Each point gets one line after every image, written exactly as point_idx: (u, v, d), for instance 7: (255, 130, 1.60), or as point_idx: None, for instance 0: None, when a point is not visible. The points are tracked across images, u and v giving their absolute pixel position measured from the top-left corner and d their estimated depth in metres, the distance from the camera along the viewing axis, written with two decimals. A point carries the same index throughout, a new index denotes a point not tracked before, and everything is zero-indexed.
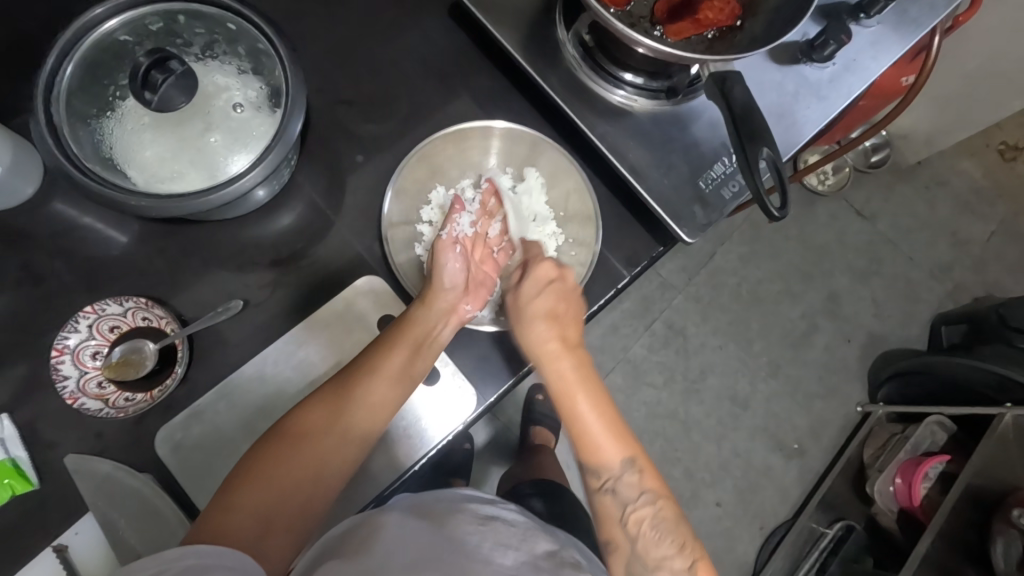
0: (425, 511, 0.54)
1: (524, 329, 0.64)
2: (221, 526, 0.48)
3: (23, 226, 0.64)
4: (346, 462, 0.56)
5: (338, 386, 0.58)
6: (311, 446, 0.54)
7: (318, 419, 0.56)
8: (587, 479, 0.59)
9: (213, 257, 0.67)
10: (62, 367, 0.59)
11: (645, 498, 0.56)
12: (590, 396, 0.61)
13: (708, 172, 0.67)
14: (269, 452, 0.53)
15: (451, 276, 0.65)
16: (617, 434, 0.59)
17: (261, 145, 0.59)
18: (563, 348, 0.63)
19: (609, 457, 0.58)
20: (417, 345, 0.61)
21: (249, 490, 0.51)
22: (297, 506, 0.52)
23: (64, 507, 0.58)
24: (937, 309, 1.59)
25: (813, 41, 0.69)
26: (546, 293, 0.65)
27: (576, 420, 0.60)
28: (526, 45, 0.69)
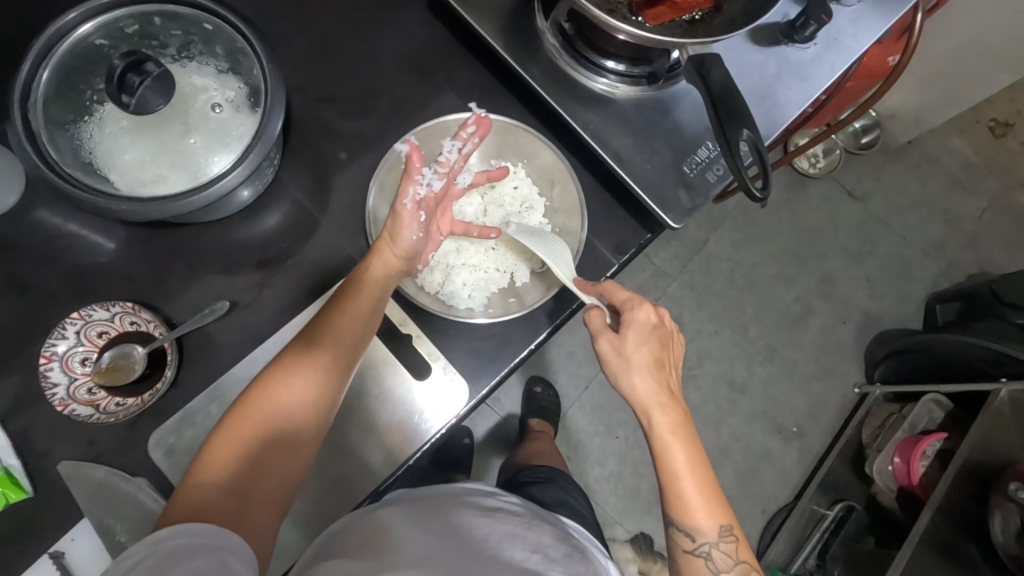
0: (423, 506, 0.53)
1: (620, 379, 0.55)
2: (194, 505, 0.46)
3: (7, 235, 0.64)
4: (313, 430, 0.54)
5: (296, 350, 0.55)
6: (277, 413, 0.52)
7: (283, 385, 0.53)
8: (674, 539, 0.53)
9: (199, 260, 0.67)
10: (51, 374, 0.59)
11: (737, 568, 0.52)
12: (692, 455, 0.52)
13: (692, 156, 0.67)
14: (234, 423, 0.51)
15: (415, 246, 0.61)
16: (716, 499, 0.52)
17: (242, 145, 0.59)
18: (671, 400, 0.54)
19: (705, 526, 0.51)
20: (376, 308, 0.59)
21: (216, 468, 0.48)
22: (272, 477, 0.51)
23: (57, 514, 0.58)
24: (931, 287, 1.60)
25: (794, 21, 0.69)
26: (645, 340, 0.55)
27: (674, 480, 0.52)
28: (505, 36, 0.68)
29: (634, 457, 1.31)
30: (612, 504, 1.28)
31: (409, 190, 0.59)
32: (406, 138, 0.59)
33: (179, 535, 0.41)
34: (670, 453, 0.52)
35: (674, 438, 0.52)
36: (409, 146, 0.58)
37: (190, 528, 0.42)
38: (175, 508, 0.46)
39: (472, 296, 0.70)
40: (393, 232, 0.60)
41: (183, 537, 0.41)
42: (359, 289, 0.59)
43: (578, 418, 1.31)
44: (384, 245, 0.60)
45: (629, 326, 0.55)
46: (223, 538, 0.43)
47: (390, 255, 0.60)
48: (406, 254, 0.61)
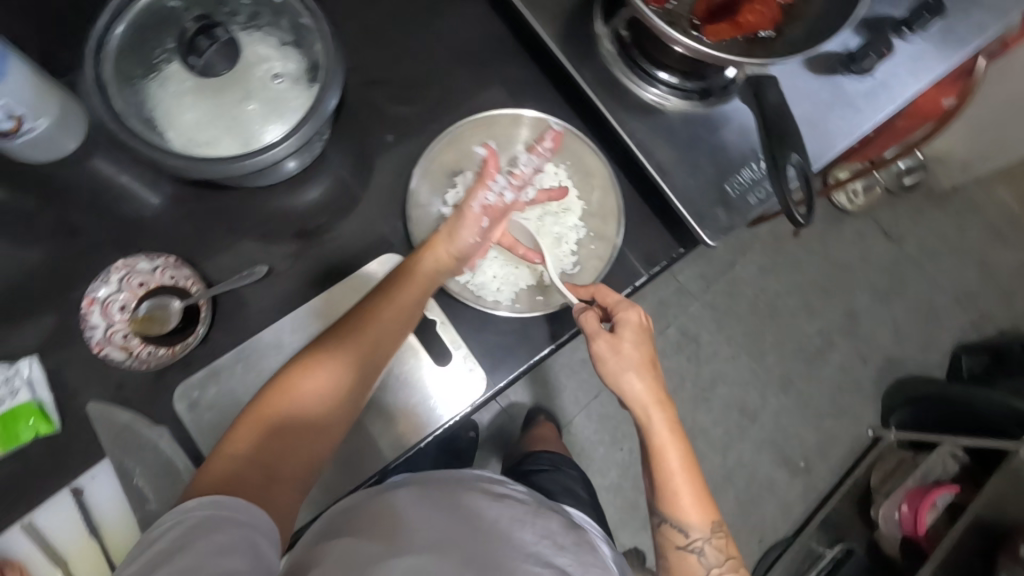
0: (434, 487, 0.54)
1: (614, 377, 0.57)
2: (221, 475, 0.45)
3: (64, 179, 0.67)
4: (347, 414, 0.53)
5: (338, 331, 0.55)
6: (314, 391, 0.51)
7: (322, 363, 0.52)
8: (665, 536, 0.54)
9: (241, 224, 0.69)
10: (91, 315, 0.61)
11: (726, 565, 0.54)
12: (684, 455, 0.54)
13: (735, 176, 0.67)
14: (270, 398, 0.50)
15: (467, 249, 0.63)
16: (706, 500, 0.54)
17: (295, 118, 0.61)
18: (663, 400, 0.56)
19: (697, 522, 0.53)
20: (420, 299, 0.59)
21: (250, 438, 0.47)
22: (301, 457, 0.49)
23: (78, 452, 0.60)
24: (959, 337, 1.57)
25: (854, 53, 0.69)
26: (641, 343, 0.57)
27: (664, 479, 0.53)
28: (562, 38, 0.69)
29: (635, 471, 1.30)
30: (609, 514, 1.28)
31: (480, 193, 0.63)
32: (486, 148, 0.65)
33: (207, 506, 0.41)
34: (666, 454, 0.53)
35: (671, 440, 0.54)
36: (488, 154, 0.65)
37: (217, 500, 0.42)
38: (204, 478, 0.45)
39: (500, 290, 0.71)
40: (451, 232, 0.62)
41: (206, 509, 0.41)
42: (407, 281, 0.59)
43: (585, 424, 1.31)
44: (436, 243, 0.61)
45: (625, 328, 0.58)
46: (248, 513, 0.42)
47: (443, 251, 0.61)
48: (458, 256, 0.62)
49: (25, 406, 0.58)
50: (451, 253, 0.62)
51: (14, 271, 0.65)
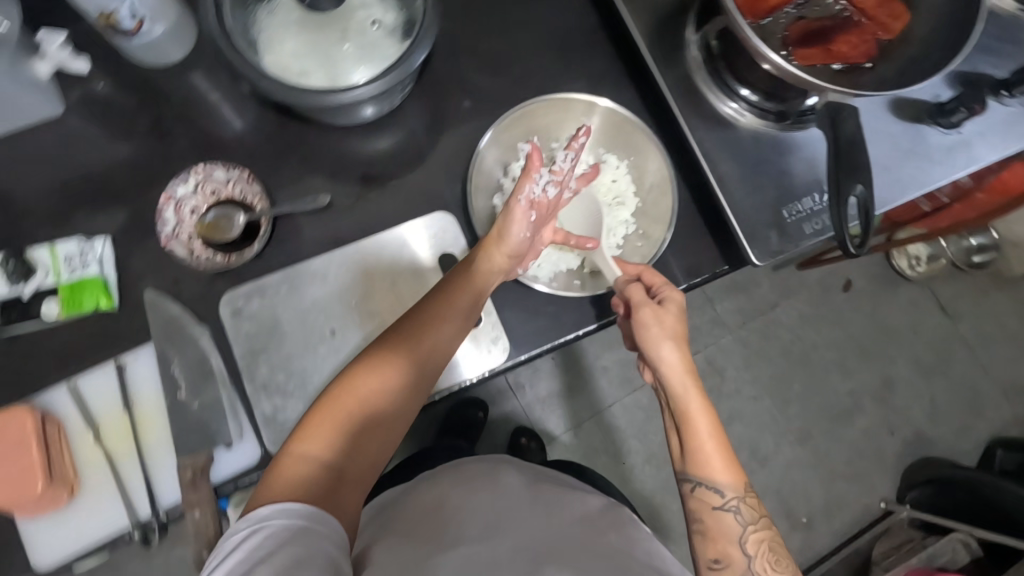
0: (466, 486, 0.61)
1: (650, 347, 0.59)
2: (288, 478, 0.48)
3: (164, 85, 0.72)
4: (404, 415, 0.55)
5: (397, 334, 0.57)
6: (373, 395, 0.53)
7: (381, 368, 0.54)
8: (700, 497, 0.56)
9: (312, 157, 0.72)
10: (165, 212, 0.66)
11: (761, 523, 0.56)
12: (714, 420, 0.57)
13: (795, 203, 0.67)
14: (332, 400, 0.52)
15: (520, 246, 0.62)
16: (736, 461, 0.56)
17: (382, 64, 0.64)
18: (694, 370, 0.59)
19: (729, 482, 0.56)
20: (477, 302, 0.61)
21: (314, 440, 0.50)
22: (364, 460, 0.52)
23: (126, 333, 0.65)
24: (996, 430, 1.51)
25: (944, 105, 0.69)
26: (682, 317, 0.60)
27: (694, 441, 0.56)
28: (653, 38, 0.70)
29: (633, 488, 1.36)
30: None
31: (527, 186, 0.61)
32: (530, 139, 0.61)
33: (283, 515, 0.45)
34: (697, 421, 0.56)
35: (702, 406, 0.57)
36: (532, 147, 0.61)
37: (290, 508, 0.45)
38: (273, 480, 0.48)
39: (541, 267, 0.73)
40: (502, 231, 0.61)
41: (283, 514, 0.45)
42: (462, 283, 0.61)
43: None
44: (492, 249, 0.62)
45: (671, 304, 0.61)
46: (324, 523, 0.46)
47: (496, 253, 0.62)
48: (510, 253, 0.62)
49: (93, 279, 0.63)
50: (504, 252, 0.62)
51: (107, 161, 0.70)
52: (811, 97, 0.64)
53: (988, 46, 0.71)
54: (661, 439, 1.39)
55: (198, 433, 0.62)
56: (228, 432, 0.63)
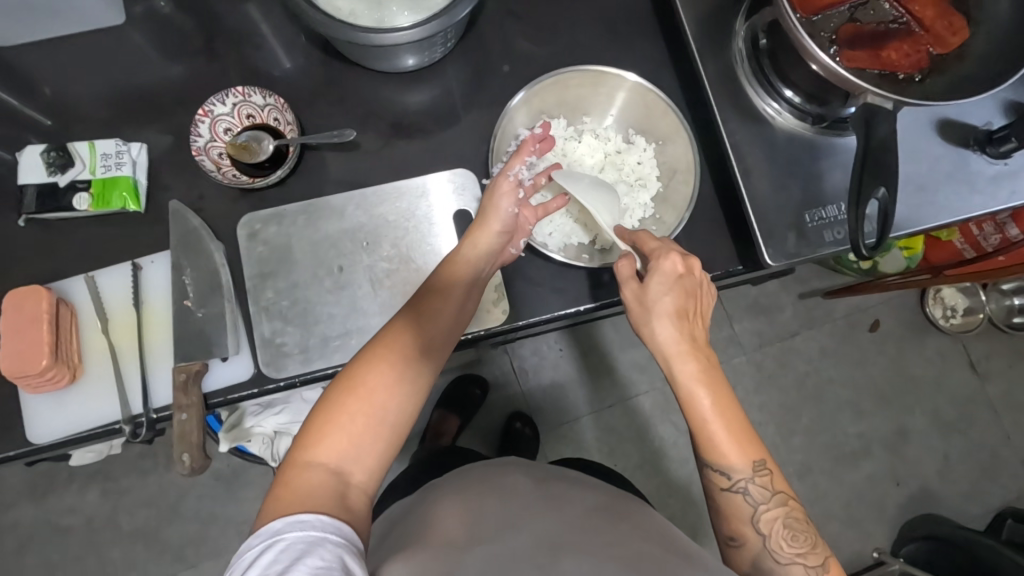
0: (467, 491, 0.61)
1: (644, 328, 0.58)
2: (295, 488, 0.46)
3: (222, 11, 0.75)
4: (410, 412, 0.54)
5: (394, 328, 0.55)
6: (376, 394, 0.52)
7: (379, 365, 0.53)
8: (711, 480, 0.57)
9: (349, 99, 0.74)
10: (200, 125, 0.69)
11: (774, 499, 0.56)
12: (717, 398, 0.55)
13: (818, 209, 0.65)
14: (333, 403, 0.51)
15: (507, 220, 0.63)
16: (746, 442, 0.56)
17: (427, 12, 0.67)
18: (692, 348, 0.56)
19: (738, 464, 0.55)
20: (469, 291, 0.61)
21: (321, 446, 0.49)
22: (371, 460, 0.51)
23: (149, 238, 0.68)
24: (1010, 500, 1.45)
25: (994, 133, 0.66)
26: (668, 287, 0.57)
27: (696, 419, 0.55)
28: (701, 26, 0.69)
29: None
30: None
31: (515, 166, 0.65)
32: (532, 128, 0.68)
33: (296, 528, 0.43)
34: (698, 402, 0.55)
35: (701, 384, 0.55)
36: (529, 133, 0.67)
37: (304, 520, 0.44)
38: (282, 492, 0.47)
39: (550, 236, 0.73)
40: (486, 211, 0.63)
41: (297, 526, 0.43)
42: (450, 273, 0.61)
43: None
44: (484, 234, 0.62)
45: (655, 274, 0.58)
46: (334, 524, 0.45)
47: (482, 236, 0.62)
48: (498, 231, 0.63)
49: (125, 180, 0.66)
50: (493, 230, 0.62)
51: (156, 75, 0.73)
52: (851, 105, 0.63)
53: None
54: (656, 447, 1.37)
55: (196, 340, 0.64)
56: (225, 346, 0.64)
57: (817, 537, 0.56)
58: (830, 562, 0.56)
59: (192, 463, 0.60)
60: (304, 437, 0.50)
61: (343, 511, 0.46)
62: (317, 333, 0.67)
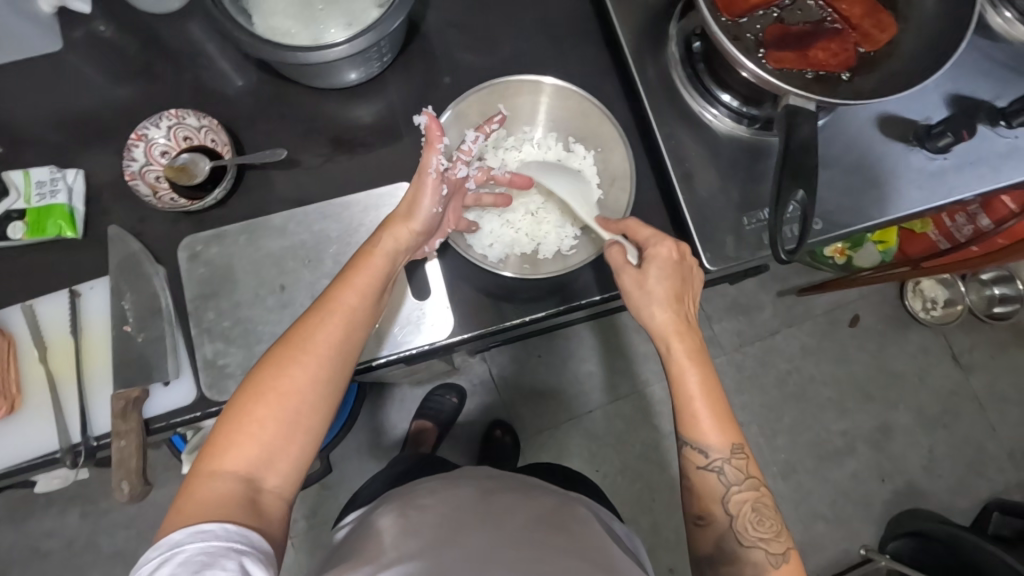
0: (410, 502, 0.61)
1: (642, 312, 0.58)
2: (202, 498, 0.46)
3: (159, 34, 0.75)
4: (327, 410, 0.52)
5: (302, 328, 0.53)
6: (286, 399, 0.50)
7: (290, 369, 0.51)
8: (687, 457, 0.56)
9: (289, 116, 0.73)
10: (135, 150, 0.70)
11: (745, 483, 0.56)
12: (705, 378, 0.55)
13: (756, 212, 0.65)
14: (243, 409, 0.50)
15: (429, 218, 0.61)
16: (725, 421, 0.55)
17: (359, 27, 0.66)
18: (686, 330, 0.57)
19: (717, 447, 0.55)
20: (387, 282, 0.58)
21: (226, 453, 0.48)
22: (286, 463, 0.50)
23: (89, 264, 0.68)
24: (998, 493, 1.43)
25: (931, 128, 0.65)
26: (666, 276, 0.58)
27: (682, 398, 0.55)
28: (636, 31, 0.69)
29: None
30: None
31: (433, 159, 0.59)
32: (429, 110, 0.60)
33: (199, 539, 0.43)
34: (687, 374, 0.55)
35: (690, 362, 0.55)
36: (428, 117, 0.60)
37: (208, 530, 0.44)
38: (187, 503, 0.46)
39: (491, 246, 0.73)
40: (410, 207, 0.60)
41: (199, 539, 0.44)
42: (365, 264, 0.56)
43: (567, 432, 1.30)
44: (395, 224, 0.59)
45: (652, 262, 0.58)
46: (240, 533, 0.45)
47: (402, 227, 0.59)
48: (418, 226, 0.60)
49: (60, 207, 0.66)
50: (412, 228, 0.60)
51: (96, 100, 0.73)
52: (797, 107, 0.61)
53: (993, 71, 0.68)
54: (637, 452, 1.36)
55: (137, 365, 0.64)
56: (166, 371, 0.64)
57: (783, 526, 0.56)
58: (792, 553, 0.55)
59: (130, 491, 0.60)
60: (212, 445, 0.49)
61: (251, 520, 0.46)
62: (259, 353, 0.66)
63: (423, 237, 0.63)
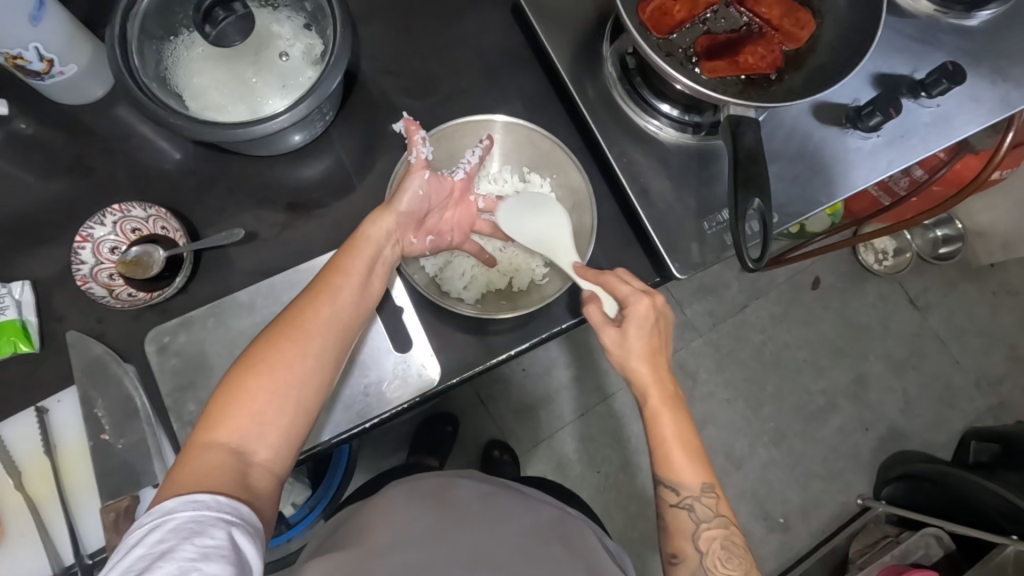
0: (422, 492, 0.65)
1: (621, 363, 0.60)
2: (193, 468, 0.44)
3: (84, 122, 0.71)
4: (319, 387, 0.52)
5: (295, 308, 0.53)
6: (280, 372, 0.49)
7: (282, 344, 0.50)
8: (661, 496, 0.58)
9: (238, 188, 0.72)
10: (82, 252, 0.67)
11: (716, 520, 0.56)
12: (677, 426, 0.57)
13: (714, 215, 0.67)
14: (236, 382, 0.49)
15: (410, 204, 0.62)
16: (699, 460, 0.57)
17: (297, 93, 0.64)
18: (663, 384, 0.59)
19: (688, 482, 0.56)
20: (375, 268, 0.58)
21: (216, 426, 0.47)
22: (277, 437, 0.49)
23: (54, 376, 0.65)
24: (973, 421, 1.51)
25: (861, 109, 0.68)
26: (644, 332, 0.59)
27: (658, 443, 0.57)
28: (572, 56, 0.70)
29: (609, 497, 1.36)
30: None
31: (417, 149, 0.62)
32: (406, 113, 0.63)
33: (190, 508, 0.41)
34: (659, 422, 0.57)
35: (662, 410, 0.57)
36: (405, 119, 0.62)
37: (200, 500, 0.42)
38: (178, 477, 0.44)
39: (466, 288, 0.73)
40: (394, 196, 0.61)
41: (190, 508, 0.41)
42: (353, 251, 0.57)
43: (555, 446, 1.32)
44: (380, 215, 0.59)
45: (629, 317, 0.59)
46: (230, 505, 0.43)
47: (387, 216, 0.60)
48: (402, 211, 0.61)
49: (11, 323, 0.63)
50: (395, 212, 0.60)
51: (29, 201, 0.70)
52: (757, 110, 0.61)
53: (907, 46, 0.72)
54: (634, 447, 1.38)
55: (122, 472, 0.63)
56: (154, 474, 0.63)
57: (752, 564, 0.56)
58: None
59: None
60: (205, 417, 0.48)
61: (242, 492, 0.44)
62: None
63: (409, 229, 0.64)
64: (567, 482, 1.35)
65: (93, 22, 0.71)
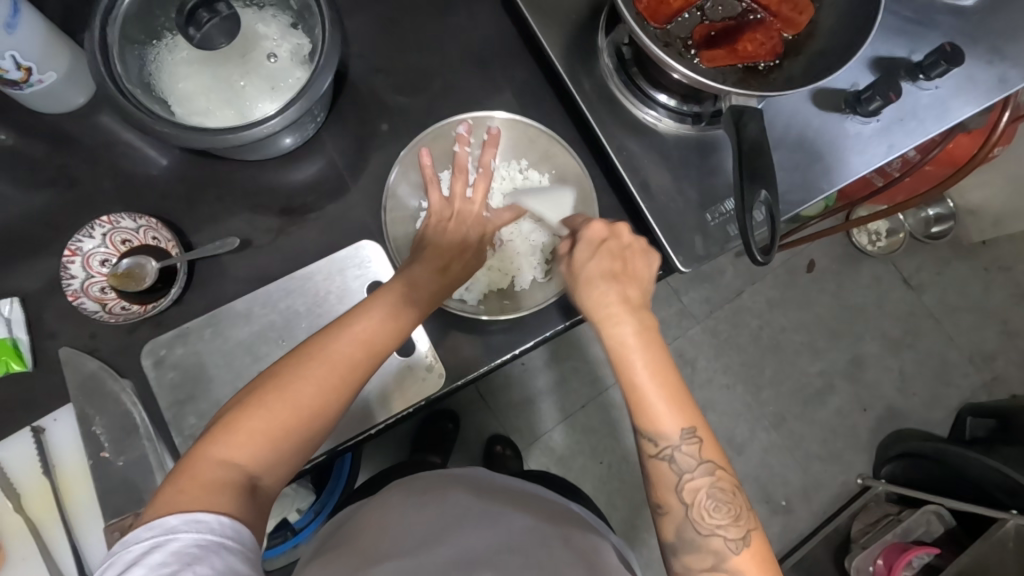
0: (422, 493, 0.64)
1: (579, 293, 0.55)
2: (201, 482, 0.43)
3: (66, 130, 0.69)
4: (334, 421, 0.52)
5: (329, 337, 0.52)
6: (309, 403, 0.49)
7: (316, 375, 0.50)
8: (640, 446, 0.52)
9: (229, 194, 0.70)
10: (72, 266, 0.65)
11: (702, 468, 0.51)
12: (650, 357, 0.52)
13: (717, 206, 0.66)
14: (259, 400, 0.48)
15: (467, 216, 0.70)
16: (680, 402, 0.51)
17: (287, 95, 0.62)
18: (627, 310, 0.54)
19: (667, 426, 0.51)
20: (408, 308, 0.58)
21: (232, 442, 0.46)
22: (286, 464, 0.49)
23: (49, 393, 0.64)
24: (968, 397, 1.52)
25: (860, 93, 0.67)
26: (596, 253, 0.56)
27: (627, 380, 0.52)
28: (566, 47, 0.69)
29: (612, 487, 1.36)
30: None
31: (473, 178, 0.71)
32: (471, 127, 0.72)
33: (193, 529, 0.40)
34: (628, 357, 0.52)
35: (634, 344, 0.52)
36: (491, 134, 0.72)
37: (203, 520, 0.41)
38: (184, 486, 0.43)
39: (468, 289, 0.72)
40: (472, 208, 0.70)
41: (193, 530, 0.40)
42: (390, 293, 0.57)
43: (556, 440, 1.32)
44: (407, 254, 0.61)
45: (580, 241, 0.57)
46: (231, 527, 0.42)
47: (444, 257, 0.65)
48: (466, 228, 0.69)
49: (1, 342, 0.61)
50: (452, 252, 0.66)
51: (10, 214, 0.67)
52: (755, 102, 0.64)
53: (903, 28, 0.71)
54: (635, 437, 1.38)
55: (124, 490, 0.62)
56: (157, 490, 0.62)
57: (744, 506, 0.51)
58: (755, 534, 0.50)
59: None
60: (221, 428, 0.47)
61: (246, 513, 0.43)
62: None
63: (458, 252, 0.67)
64: (570, 474, 1.35)
65: (69, 27, 0.69)
